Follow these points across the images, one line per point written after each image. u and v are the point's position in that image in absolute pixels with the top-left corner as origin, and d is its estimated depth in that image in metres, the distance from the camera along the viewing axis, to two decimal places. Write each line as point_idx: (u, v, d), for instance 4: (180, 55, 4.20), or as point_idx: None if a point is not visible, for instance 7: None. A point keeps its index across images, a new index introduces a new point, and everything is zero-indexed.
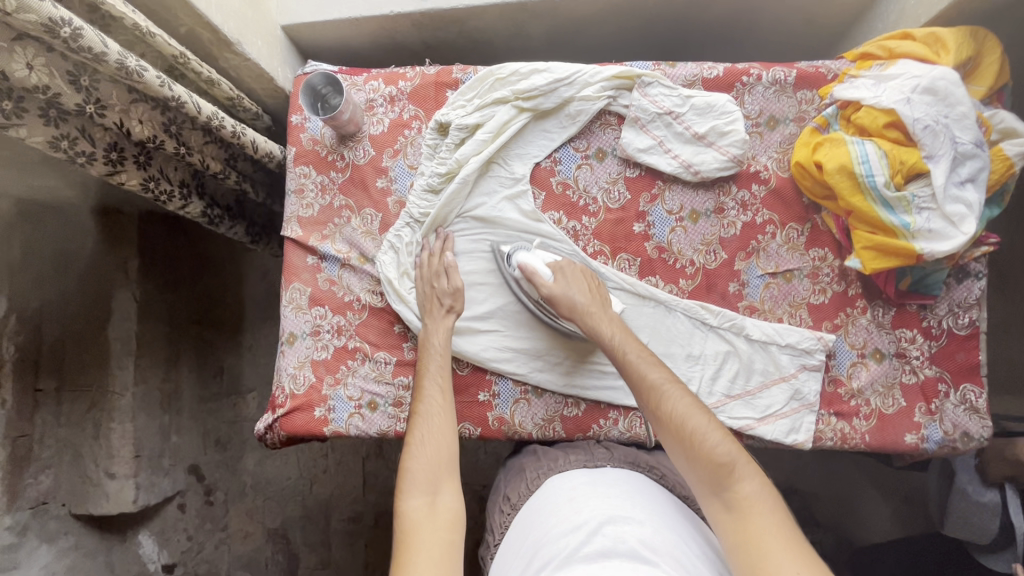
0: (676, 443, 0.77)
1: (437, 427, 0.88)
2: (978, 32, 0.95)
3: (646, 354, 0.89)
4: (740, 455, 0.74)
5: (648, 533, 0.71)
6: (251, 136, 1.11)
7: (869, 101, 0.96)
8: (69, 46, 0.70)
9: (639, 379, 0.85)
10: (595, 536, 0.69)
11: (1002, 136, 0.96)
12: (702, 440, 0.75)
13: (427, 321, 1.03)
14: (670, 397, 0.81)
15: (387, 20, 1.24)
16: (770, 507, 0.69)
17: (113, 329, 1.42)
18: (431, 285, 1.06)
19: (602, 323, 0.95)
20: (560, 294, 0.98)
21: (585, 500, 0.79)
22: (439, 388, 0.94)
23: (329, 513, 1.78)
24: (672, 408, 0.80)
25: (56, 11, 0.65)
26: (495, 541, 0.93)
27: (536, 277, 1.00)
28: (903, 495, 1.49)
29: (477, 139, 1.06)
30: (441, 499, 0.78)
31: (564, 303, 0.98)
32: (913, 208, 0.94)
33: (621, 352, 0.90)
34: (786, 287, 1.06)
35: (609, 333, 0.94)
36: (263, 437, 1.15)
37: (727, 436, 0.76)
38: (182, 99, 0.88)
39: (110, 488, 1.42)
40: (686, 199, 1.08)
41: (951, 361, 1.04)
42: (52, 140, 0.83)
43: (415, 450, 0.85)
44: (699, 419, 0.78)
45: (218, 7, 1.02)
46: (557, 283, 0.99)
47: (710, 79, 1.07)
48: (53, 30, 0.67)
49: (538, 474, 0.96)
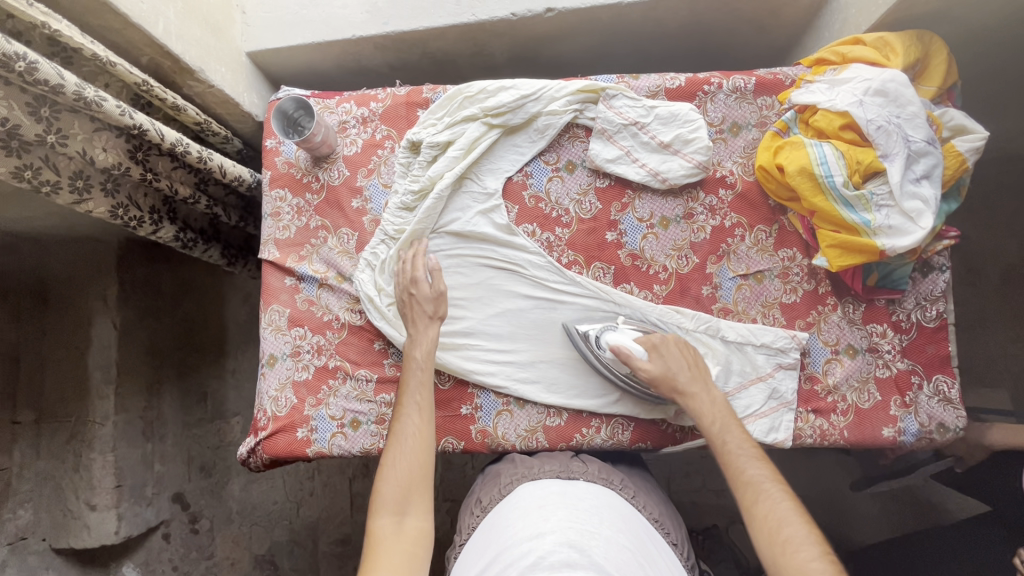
0: (766, 549, 0.73)
1: (411, 450, 0.88)
2: (923, 35, 1.00)
3: (749, 446, 0.85)
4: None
5: (610, 550, 0.71)
6: (218, 160, 1.12)
7: (824, 104, 0.99)
8: (25, 79, 0.73)
9: (736, 473, 0.82)
10: (561, 546, 0.69)
11: (953, 132, 0.99)
12: (794, 551, 0.70)
13: (411, 332, 1.01)
14: (767, 497, 0.77)
15: (351, 44, 1.27)
16: None
17: (92, 359, 1.44)
18: (408, 291, 1.03)
19: (706, 408, 0.92)
20: (660, 372, 0.96)
21: (554, 510, 0.79)
22: (417, 407, 0.93)
23: (317, 538, 1.74)
24: (767, 509, 0.76)
25: (10, 46, 0.68)
26: (461, 542, 0.93)
27: (631, 358, 0.98)
28: (892, 493, 1.53)
29: (449, 156, 1.08)
30: (408, 522, 0.80)
31: (665, 382, 0.95)
32: (872, 206, 0.97)
33: (722, 441, 0.87)
34: (757, 288, 1.08)
35: (710, 418, 0.91)
36: (246, 461, 1.14)
37: (825, 554, 0.69)
38: (144, 127, 0.91)
39: (92, 519, 1.44)
40: (656, 207, 1.10)
41: (921, 354, 1.06)
42: (15, 170, 0.85)
43: (387, 472, 0.85)
44: (796, 527, 0.72)
45: (177, 36, 1.05)
46: (655, 361, 0.97)
47: (672, 90, 1.11)
48: (8, 64, 0.70)
49: (510, 480, 0.96)
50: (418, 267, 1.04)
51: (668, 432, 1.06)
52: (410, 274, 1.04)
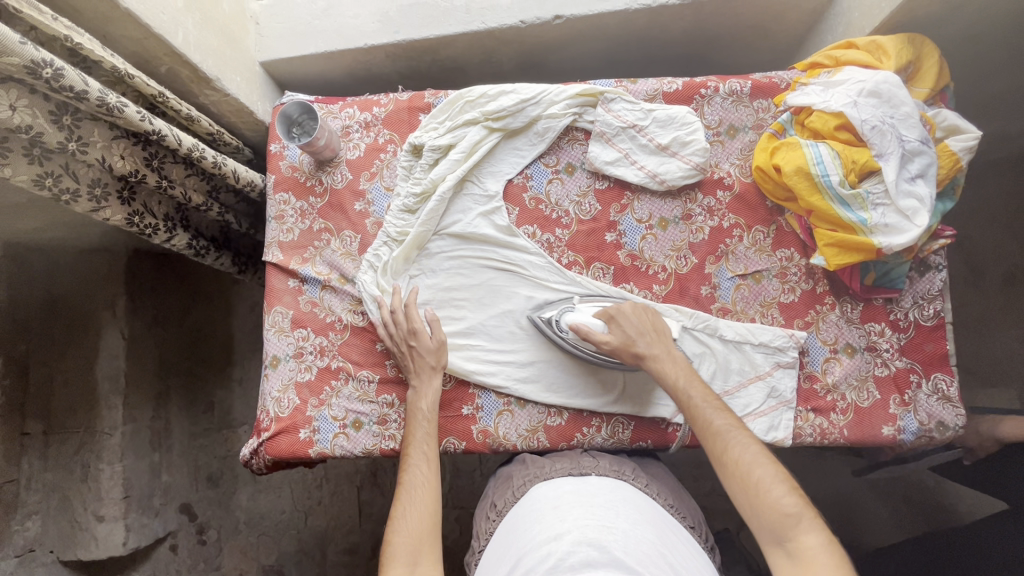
0: (740, 492, 0.77)
1: (420, 501, 0.88)
2: (915, 39, 1.02)
3: (712, 397, 0.89)
4: (807, 510, 0.73)
5: (630, 543, 0.72)
6: (231, 167, 1.15)
7: (819, 105, 1.01)
8: (52, 86, 0.76)
9: (704, 425, 0.85)
10: (579, 546, 0.69)
11: (946, 133, 1.01)
12: (766, 491, 0.75)
13: (415, 382, 1.04)
14: (736, 443, 0.81)
15: (362, 52, 1.30)
16: (836, 564, 0.68)
17: (102, 368, 1.46)
18: (407, 344, 1.06)
19: (668, 366, 0.95)
20: (620, 342, 0.98)
21: (569, 509, 0.80)
22: (425, 459, 0.95)
23: (325, 547, 1.74)
24: (737, 455, 0.79)
25: (37, 53, 0.71)
26: (480, 547, 0.94)
27: (592, 333, 1.00)
28: (904, 496, 1.53)
29: (450, 159, 1.10)
30: (419, 571, 0.79)
31: (626, 351, 0.97)
32: (868, 205, 0.98)
33: (686, 396, 0.90)
34: (755, 287, 1.09)
35: (671, 378, 0.93)
36: (248, 462, 1.15)
37: (794, 489, 0.75)
38: (163, 132, 0.93)
39: (99, 530, 1.45)
40: (655, 208, 1.12)
41: (920, 352, 1.06)
42: (36, 178, 0.87)
43: (398, 524, 0.85)
44: (766, 469, 0.77)
45: (196, 46, 1.08)
46: (614, 331, 0.99)
47: (670, 93, 1.13)
48: (36, 71, 0.72)
49: (524, 482, 0.97)
50: (414, 318, 1.06)
51: (670, 431, 1.07)
52: (408, 322, 1.06)
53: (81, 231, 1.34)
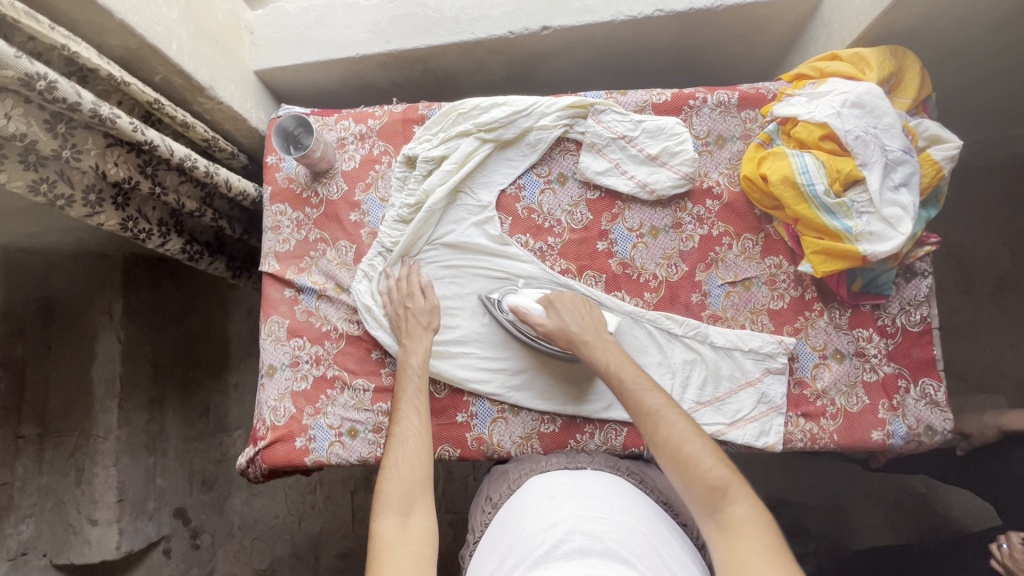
0: (673, 469, 0.77)
1: (412, 450, 0.89)
2: (897, 50, 1.05)
3: (644, 377, 0.90)
4: (736, 479, 0.74)
5: (623, 533, 0.73)
6: (224, 176, 1.16)
7: (805, 116, 1.03)
8: (45, 97, 0.78)
9: (637, 405, 0.86)
10: (573, 534, 0.70)
11: (929, 142, 1.03)
12: (696, 465, 0.75)
13: (406, 342, 1.06)
14: (667, 421, 0.82)
15: (354, 62, 1.32)
16: (762, 530, 0.69)
17: (98, 372, 1.48)
18: (403, 306, 1.09)
19: (598, 352, 0.96)
20: (555, 326, 1.01)
21: (564, 499, 0.81)
22: (416, 411, 0.96)
23: (318, 552, 1.74)
24: (669, 433, 0.80)
25: (32, 67, 0.73)
26: (475, 539, 0.94)
27: (528, 316, 1.04)
28: (894, 503, 1.55)
29: (443, 170, 1.12)
30: (413, 521, 0.80)
31: (560, 336, 1.00)
32: (853, 213, 0.99)
33: (619, 378, 0.91)
34: (745, 294, 1.11)
35: (604, 361, 0.94)
36: (245, 471, 1.16)
37: (722, 461, 0.76)
38: (155, 143, 0.95)
39: (93, 534, 1.46)
40: (646, 217, 1.14)
41: (907, 358, 1.08)
42: (31, 184, 0.89)
43: (390, 472, 0.87)
44: (695, 443, 0.78)
45: (189, 56, 1.10)
46: (550, 316, 1.02)
47: (660, 105, 1.15)
48: (30, 84, 0.74)
49: (520, 474, 0.98)
50: (413, 283, 1.10)
51: None
52: (409, 286, 1.11)
53: (75, 237, 1.35)
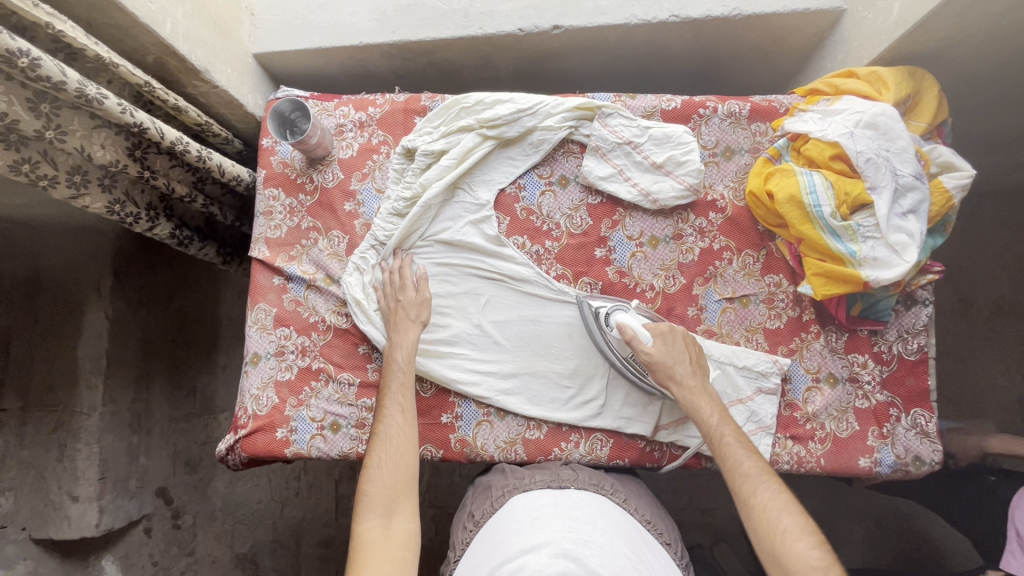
0: (764, 540, 0.75)
1: (396, 449, 0.89)
2: (916, 72, 1.02)
3: (744, 439, 0.86)
4: (832, 567, 0.70)
5: (606, 557, 0.71)
6: (217, 160, 1.12)
7: (816, 133, 1.00)
8: (27, 75, 0.73)
9: (733, 465, 0.83)
10: (556, 558, 0.68)
11: (941, 169, 1.00)
12: (793, 542, 0.72)
13: (393, 334, 1.03)
14: (764, 490, 0.79)
15: (356, 50, 1.28)
16: None
17: (84, 347, 1.44)
18: (395, 300, 1.06)
19: (701, 400, 0.92)
20: (661, 360, 0.95)
21: (548, 521, 0.79)
22: (400, 407, 0.94)
23: (300, 538, 1.75)
24: (764, 504, 0.77)
25: (13, 42, 0.69)
26: (454, 557, 0.91)
27: (635, 341, 0.97)
28: (875, 518, 1.55)
29: (441, 164, 1.08)
30: (395, 523, 0.80)
31: (661, 370, 0.95)
32: (859, 237, 0.98)
33: (718, 435, 0.88)
34: (741, 312, 1.09)
35: (705, 412, 0.91)
36: (224, 458, 1.14)
37: (821, 543, 0.72)
38: (144, 126, 0.91)
39: (73, 511, 1.43)
40: (646, 225, 1.11)
41: (902, 387, 1.06)
42: (12, 164, 0.85)
43: (373, 472, 0.86)
44: (792, 519, 0.75)
45: (184, 37, 1.06)
46: (657, 345, 0.96)
47: (668, 112, 1.12)
48: (11, 60, 0.70)
49: (503, 492, 0.95)
50: (407, 274, 1.08)
51: (647, 450, 1.07)
52: (403, 280, 1.07)
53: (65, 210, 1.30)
